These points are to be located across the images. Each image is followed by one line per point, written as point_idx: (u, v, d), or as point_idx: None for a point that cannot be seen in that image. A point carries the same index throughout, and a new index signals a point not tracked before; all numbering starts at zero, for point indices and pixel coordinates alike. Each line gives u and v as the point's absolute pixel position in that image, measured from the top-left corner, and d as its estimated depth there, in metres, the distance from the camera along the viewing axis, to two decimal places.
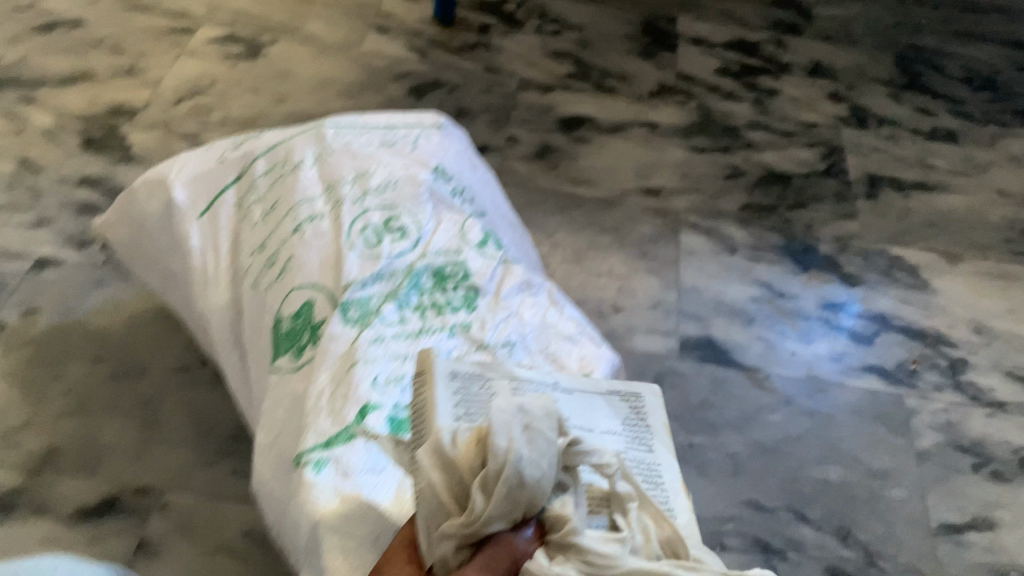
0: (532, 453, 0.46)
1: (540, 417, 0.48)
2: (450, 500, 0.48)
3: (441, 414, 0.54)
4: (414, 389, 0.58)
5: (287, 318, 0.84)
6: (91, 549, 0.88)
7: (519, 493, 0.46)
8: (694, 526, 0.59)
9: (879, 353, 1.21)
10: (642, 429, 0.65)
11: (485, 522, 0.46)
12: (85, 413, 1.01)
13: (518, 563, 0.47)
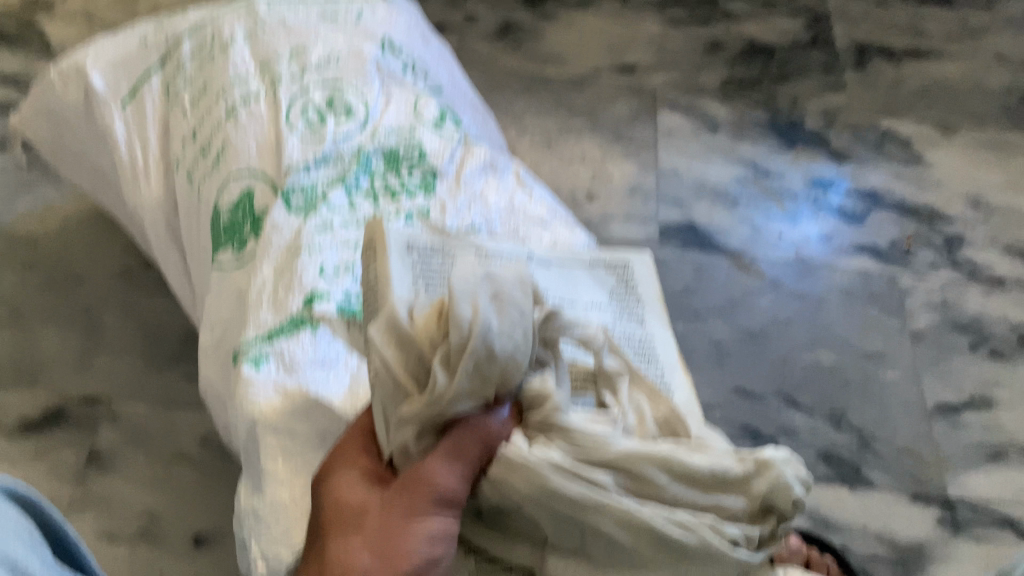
0: (503, 323, 0.39)
1: (511, 283, 0.40)
2: (408, 378, 0.40)
3: (399, 283, 0.46)
4: (364, 264, 0.47)
5: (226, 209, 0.75)
6: (34, 467, 0.82)
7: (489, 370, 0.39)
8: (695, 399, 0.53)
9: (870, 232, 1.15)
10: (631, 302, 0.60)
11: (449, 402, 0.39)
12: (19, 325, 0.93)
13: (491, 447, 0.41)
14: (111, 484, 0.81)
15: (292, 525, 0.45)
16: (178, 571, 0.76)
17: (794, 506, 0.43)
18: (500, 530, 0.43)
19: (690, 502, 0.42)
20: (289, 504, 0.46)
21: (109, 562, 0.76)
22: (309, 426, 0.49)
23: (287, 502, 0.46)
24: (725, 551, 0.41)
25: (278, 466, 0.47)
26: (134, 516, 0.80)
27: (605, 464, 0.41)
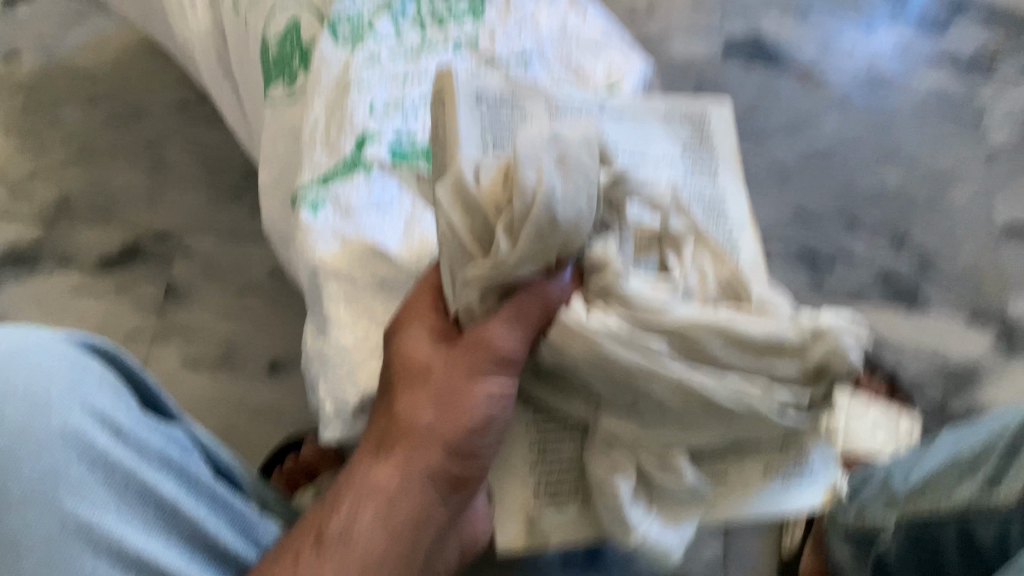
0: (566, 187, 0.40)
1: (577, 148, 0.41)
2: (473, 243, 0.42)
3: (465, 142, 0.47)
4: (432, 115, 0.50)
5: (274, 41, 0.74)
6: (119, 297, 0.88)
7: (552, 237, 0.40)
8: (760, 263, 0.53)
9: (953, 39, 1.07)
10: (704, 154, 0.58)
11: (513, 268, 0.40)
12: (89, 162, 0.95)
13: (553, 313, 0.42)
14: (190, 312, 0.87)
15: (357, 365, 0.47)
16: (259, 390, 0.83)
17: (849, 372, 0.43)
18: (557, 390, 0.46)
19: (747, 366, 0.43)
20: (352, 345, 0.48)
21: (198, 383, 0.83)
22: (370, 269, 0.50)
23: (351, 344, 0.48)
24: (773, 415, 0.42)
25: (337, 314, 0.49)
26: (217, 341, 0.86)
27: (662, 333, 0.42)
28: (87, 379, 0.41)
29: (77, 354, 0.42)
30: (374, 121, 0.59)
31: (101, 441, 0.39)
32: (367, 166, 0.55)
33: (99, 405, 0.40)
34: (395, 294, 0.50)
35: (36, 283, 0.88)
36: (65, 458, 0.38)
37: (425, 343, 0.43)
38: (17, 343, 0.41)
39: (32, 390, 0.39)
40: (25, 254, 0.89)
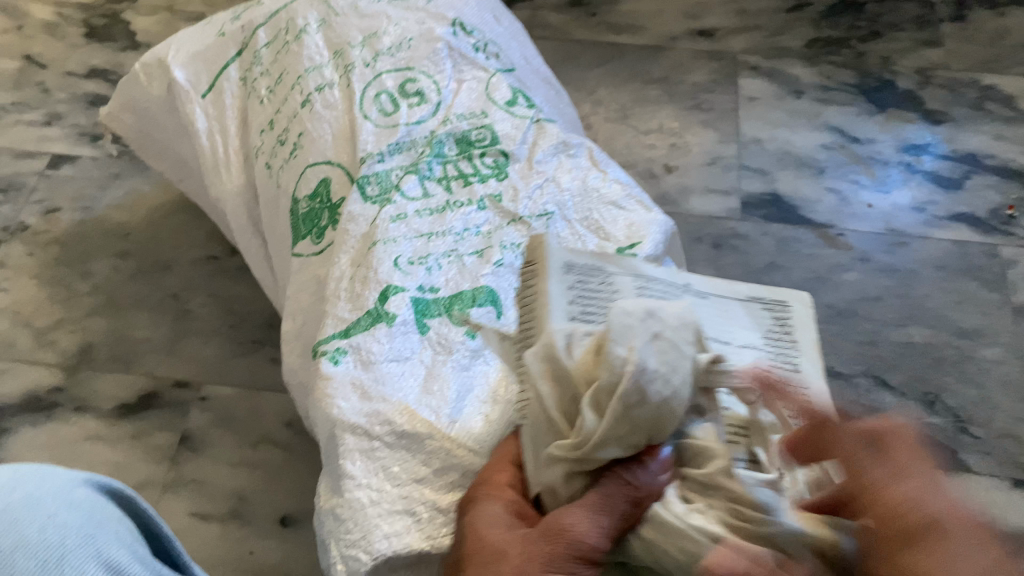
0: (644, 365, 0.39)
1: (674, 327, 0.41)
2: (562, 417, 0.42)
3: (555, 310, 0.51)
4: (526, 280, 0.55)
5: (305, 198, 0.76)
6: (131, 448, 0.86)
7: (640, 414, 0.39)
8: None
9: (967, 199, 1.08)
10: (786, 344, 0.58)
11: (598, 444, 0.39)
12: (114, 311, 0.97)
13: (640, 506, 0.40)
14: (203, 465, 0.85)
15: (367, 527, 0.45)
16: (268, 549, 0.80)
17: None
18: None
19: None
20: (366, 504, 0.46)
21: (203, 539, 0.80)
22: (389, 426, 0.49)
23: (364, 503, 0.46)
24: None
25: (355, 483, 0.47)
26: (226, 494, 0.83)
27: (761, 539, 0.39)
28: (101, 523, 0.39)
29: (89, 493, 0.41)
30: (397, 275, 0.59)
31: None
32: (389, 317, 0.56)
33: (116, 556, 0.38)
34: (411, 450, 0.48)
35: (48, 432, 0.87)
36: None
37: (500, 526, 0.42)
38: (31, 476, 0.40)
39: (48, 538, 0.37)
40: (42, 402, 0.89)
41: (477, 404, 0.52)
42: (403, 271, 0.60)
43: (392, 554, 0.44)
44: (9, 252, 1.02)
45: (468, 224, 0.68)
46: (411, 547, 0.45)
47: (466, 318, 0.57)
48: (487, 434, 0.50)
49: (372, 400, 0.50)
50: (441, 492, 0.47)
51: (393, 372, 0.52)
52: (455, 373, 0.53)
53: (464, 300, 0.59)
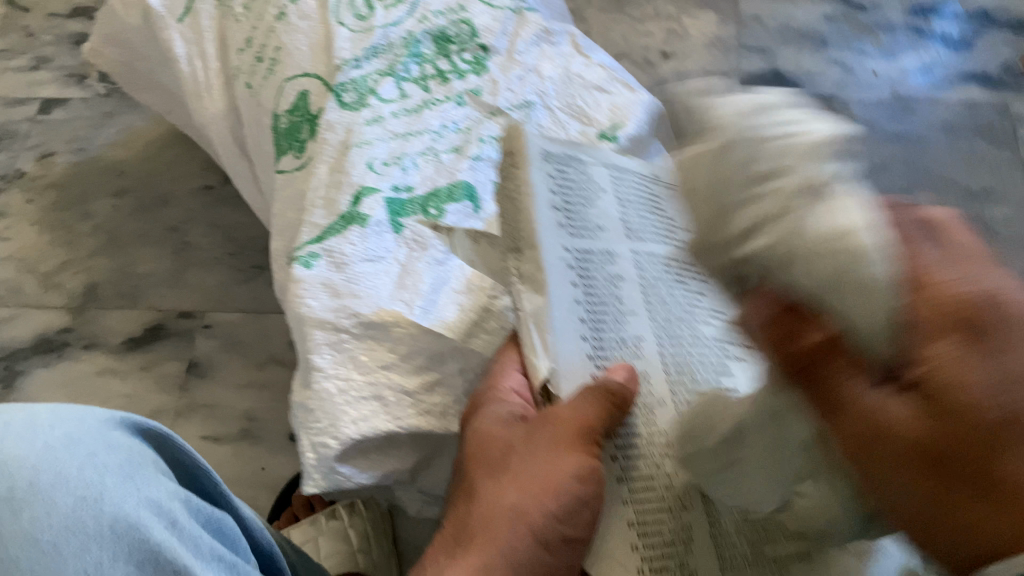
0: (866, 215, 0.32)
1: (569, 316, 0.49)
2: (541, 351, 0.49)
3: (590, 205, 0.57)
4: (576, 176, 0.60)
5: (284, 112, 0.74)
6: (143, 379, 0.87)
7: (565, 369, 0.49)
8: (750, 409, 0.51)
9: (979, 58, 1.03)
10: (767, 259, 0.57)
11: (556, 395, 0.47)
12: (116, 248, 0.97)
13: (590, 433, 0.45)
14: (214, 390, 0.86)
15: (334, 415, 0.46)
16: (282, 465, 0.81)
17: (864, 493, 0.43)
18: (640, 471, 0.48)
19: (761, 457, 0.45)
20: (333, 393, 0.47)
21: (220, 459, 0.81)
22: (357, 318, 0.49)
23: (332, 392, 0.46)
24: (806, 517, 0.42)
25: (326, 366, 0.47)
26: (238, 416, 0.85)
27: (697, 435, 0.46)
28: (141, 466, 0.36)
29: (126, 435, 0.37)
30: (372, 174, 0.58)
31: (155, 532, 0.33)
32: (363, 219, 0.54)
33: (156, 494, 0.35)
34: (380, 339, 0.49)
35: (63, 369, 0.88)
36: (109, 554, 0.31)
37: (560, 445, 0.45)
38: (69, 415, 0.36)
39: (87, 476, 0.33)
40: (54, 342, 0.90)
41: (452, 295, 0.52)
42: (378, 172, 0.58)
43: (359, 437, 0.46)
44: (9, 199, 1.02)
45: (446, 120, 0.68)
46: (377, 429, 0.47)
47: (442, 215, 0.57)
48: (461, 322, 0.51)
49: (344, 291, 0.50)
50: (407, 378, 0.49)
51: (366, 271, 0.51)
52: (429, 268, 0.53)
53: (441, 198, 0.58)
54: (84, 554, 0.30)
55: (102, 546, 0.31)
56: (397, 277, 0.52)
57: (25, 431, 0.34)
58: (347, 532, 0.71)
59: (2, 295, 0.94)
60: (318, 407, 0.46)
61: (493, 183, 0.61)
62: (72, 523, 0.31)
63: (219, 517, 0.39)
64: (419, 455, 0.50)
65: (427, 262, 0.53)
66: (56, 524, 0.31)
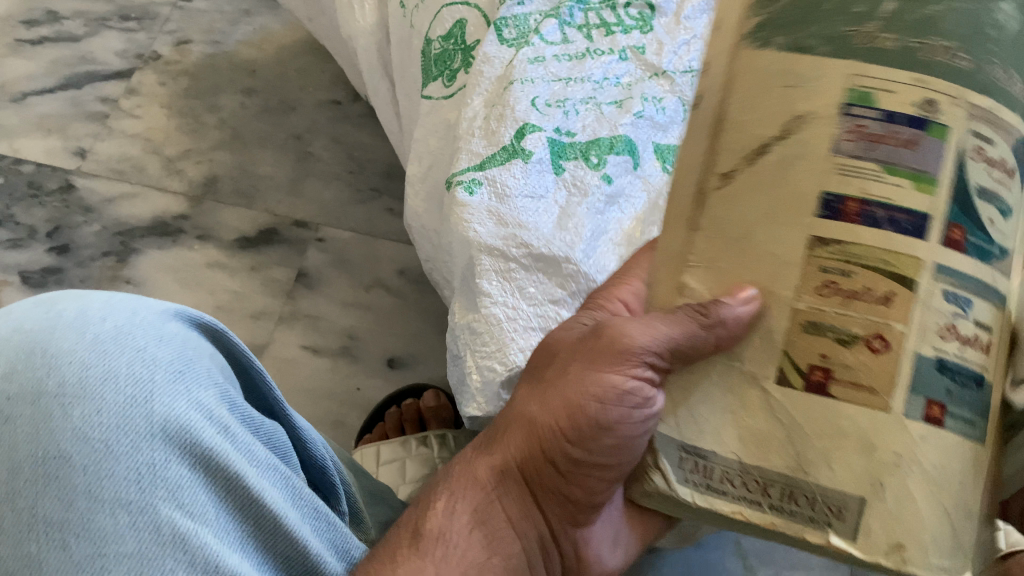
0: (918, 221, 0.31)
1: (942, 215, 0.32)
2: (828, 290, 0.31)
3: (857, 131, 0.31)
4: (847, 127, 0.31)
5: (438, 39, 0.73)
6: (251, 279, 0.89)
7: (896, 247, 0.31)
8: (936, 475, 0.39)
9: None
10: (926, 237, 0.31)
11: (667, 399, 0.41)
12: (239, 146, 0.99)
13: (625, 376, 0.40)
14: (318, 302, 0.87)
15: (503, 341, 0.50)
16: (375, 388, 0.83)
17: None
18: None
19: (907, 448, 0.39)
20: (501, 320, 0.50)
21: (318, 371, 0.83)
22: (527, 256, 0.52)
23: (501, 318, 0.50)
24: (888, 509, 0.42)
25: (494, 293, 0.51)
26: (339, 331, 0.86)
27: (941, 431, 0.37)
28: (197, 363, 0.35)
29: (182, 329, 0.36)
30: (536, 114, 0.58)
31: (206, 435, 0.32)
32: (525, 154, 0.56)
33: (208, 397, 0.33)
34: (547, 271, 0.52)
35: (175, 255, 0.90)
36: (163, 454, 0.31)
37: (572, 332, 0.43)
38: (117, 305, 0.35)
39: (135, 373, 0.32)
40: (169, 227, 0.92)
41: (609, 244, 0.56)
42: (539, 109, 0.59)
43: None
44: (143, 79, 1.04)
45: (608, 72, 0.65)
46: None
47: (603, 164, 0.58)
48: None
49: (510, 228, 0.53)
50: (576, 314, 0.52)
51: (524, 216, 0.54)
52: (589, 215, 0.55)
53: (602, 147, 0.58)
54: (134, 456, 0.30)
55: (153, 450, 0.31)
56: (556, 223, 0.54)
57: (74, 330, 0.33)
58: (434, 463, 0.73)
59: (126, 172, 0.96)
60: (490, 331, 0.50)
61: (653, 144, 0.61)
62: (120, 426, 0.31)
63: (267, 424, 0.37)
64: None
65: (585, 210, 0.56)
66: (107, 426, 0.31)
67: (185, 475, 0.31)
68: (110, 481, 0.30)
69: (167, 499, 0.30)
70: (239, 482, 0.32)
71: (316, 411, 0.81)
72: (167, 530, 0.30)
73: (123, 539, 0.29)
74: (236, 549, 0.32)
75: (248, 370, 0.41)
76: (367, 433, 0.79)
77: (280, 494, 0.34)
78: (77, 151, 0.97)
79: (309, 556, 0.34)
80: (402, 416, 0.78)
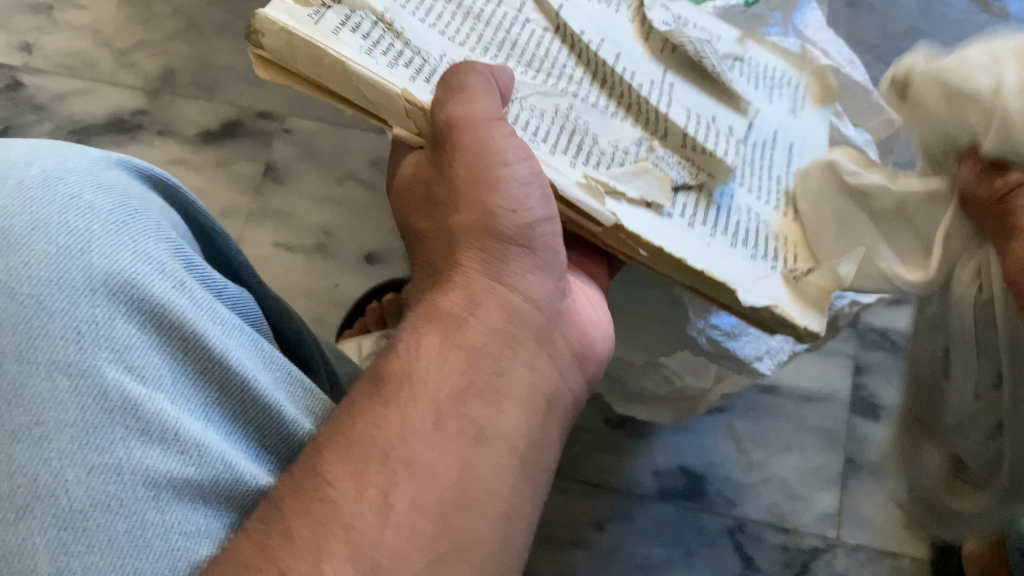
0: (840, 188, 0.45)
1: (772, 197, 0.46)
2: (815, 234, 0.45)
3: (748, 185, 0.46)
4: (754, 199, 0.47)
5: None
6: (217, 175, 0.84)
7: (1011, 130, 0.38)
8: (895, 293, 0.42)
9: None
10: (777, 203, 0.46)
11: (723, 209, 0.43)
12: (196, 35, 0.92)
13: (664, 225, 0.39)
14: (288, 196, 0.83)
15: None
16: (353, 284, 0.80)
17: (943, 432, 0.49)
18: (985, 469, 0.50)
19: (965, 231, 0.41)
20: None
21: (292, 269, 0.80)
22: None
23: None
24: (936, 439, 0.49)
25: None
26: (312, 227, 0.82)
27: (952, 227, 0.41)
28: (142, 215, 0.33)
29: (124, 177, 0.35)
30: None
31: (154, 289, 0.31)
32: None
33: (155, 248, 0.33)
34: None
35: (134, 153, 0.85)
36: (105, 310, 0.30)
37: (423, 175, 0.41)
38: (48, 154, 0.33)
39: (74, 223, 0.31)
40: (127, 124, 0.87)
41: None
42: None
43: None
44: None
45: None
46: None
47: None
48: None
49: None
50: None
51: None
52: None
53: None
54: (74, 311, 0.30)
55: (97, 306, 0.30)
56: None
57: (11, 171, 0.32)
58: None
59: (75, 67, 0.90)
60: None
61: None
62: (60, 278, 0.30)
63: (230, 289, 0.36)
64: None
65: None
66: (42, 277, 0.30)
67: (133, 334, 0.30)
68: (50, 341, 0.29)
69: (111, 360, 0.30)
70: (197, 343, 0.32)
71: (294, 308, 0.78)
72: (114, 394, 0.29)
73: (65, 406, 0.28)
74: (197, 414, 0.31)
75: (200, 223, 0.39)
76: (348, 328, 0.75)
77: (246, 354, 0.33)
78: (22, 47, 0.91)
79: (278, 421, 0.34)
80: (382, 309, 0.74)
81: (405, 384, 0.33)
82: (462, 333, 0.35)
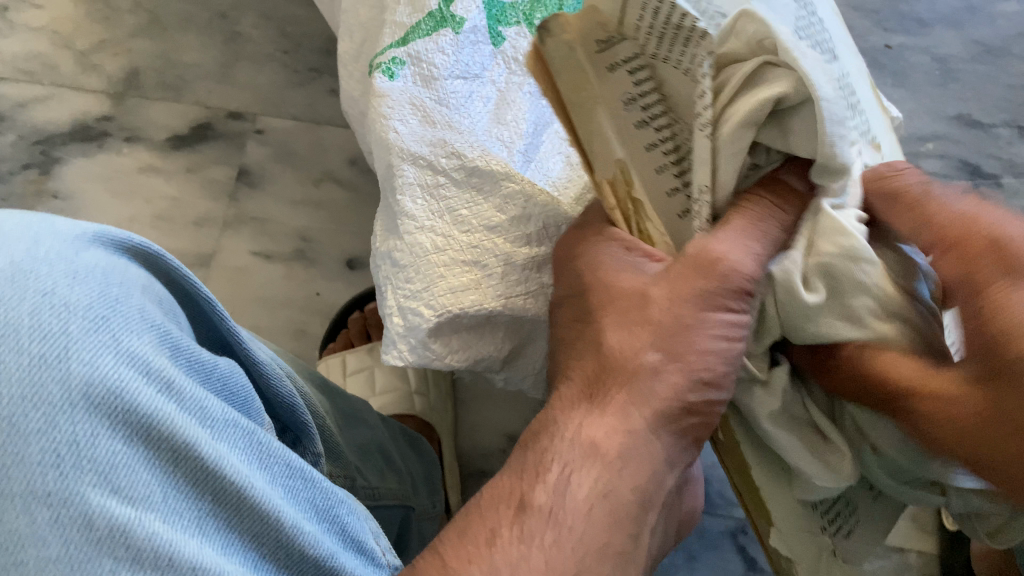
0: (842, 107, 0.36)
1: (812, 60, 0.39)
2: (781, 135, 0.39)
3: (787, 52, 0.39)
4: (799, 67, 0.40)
5: None
6: (189, 182, 0.81)
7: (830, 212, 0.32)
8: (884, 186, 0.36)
9: None
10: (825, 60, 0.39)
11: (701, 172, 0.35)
12: (159, 32, 0.88)
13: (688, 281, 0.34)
14: (264, 202, 0.80)
15: (431, 276, 0.41)
16: (336, 292, 0.77)
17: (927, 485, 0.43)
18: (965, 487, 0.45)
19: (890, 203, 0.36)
20: (429, 248, 0.41)
21: (272, 279, 0.77)
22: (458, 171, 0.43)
23: (427, 248, 0.41)
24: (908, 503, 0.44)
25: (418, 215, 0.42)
26: (290, 233, 0.79)
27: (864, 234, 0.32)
28: (122, 300, 0.26)
29: (101, 254, 0.28)
30: None
31: (142, 395, 0.25)
32: (456, 22, 0.46)
33: (141, 344, 0.26)
34: (481, 189, 0.42)
35: (102, 162, 0.82)
36: (87, 426, 0.23)
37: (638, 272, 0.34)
38: (12, 231, 0.26)
39: (43, 319, 0.24)
40: (92, 131, 0.83)
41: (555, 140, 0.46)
42: None
43: (459, 312, 0.40)
44: None
45: None
46: (480, 307, 0.41)
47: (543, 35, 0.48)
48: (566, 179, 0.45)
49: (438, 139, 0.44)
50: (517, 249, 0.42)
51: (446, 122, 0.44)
52: (531, 101, 0.47)
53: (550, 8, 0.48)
54: (50, 430, 0.23)
55: (76, 422, 0.23)
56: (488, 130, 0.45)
57: None
58: (405, 369, 0.69)
59: (35, 71, 0.86)
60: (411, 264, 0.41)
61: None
62: (30, 393, 0.23)
63: (216, 372, 0.30)
64: (515, 345, 0.45)
65: (527, 112, 0.46)
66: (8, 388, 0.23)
67: (120, 451, 0.24)
68: (23, 469, 0.22)
69: (97, 484, 0.23)
70: (192, 454, 0.26)
71: (276, 322, 0.76)
72: (101, 524, 0.23)
73: (45, 543, 0.22)
74: (197, 536, 0.25)
75: (195, 300, 0.33)
76: (332, 341, 0.73)
77: (241, 458, 0.28)
78: None
79: (286, 532, 0.28)
80: (366, 320, 0.72)
81: (551, 522, 0.29)
82: (619, 486, 0.30)
